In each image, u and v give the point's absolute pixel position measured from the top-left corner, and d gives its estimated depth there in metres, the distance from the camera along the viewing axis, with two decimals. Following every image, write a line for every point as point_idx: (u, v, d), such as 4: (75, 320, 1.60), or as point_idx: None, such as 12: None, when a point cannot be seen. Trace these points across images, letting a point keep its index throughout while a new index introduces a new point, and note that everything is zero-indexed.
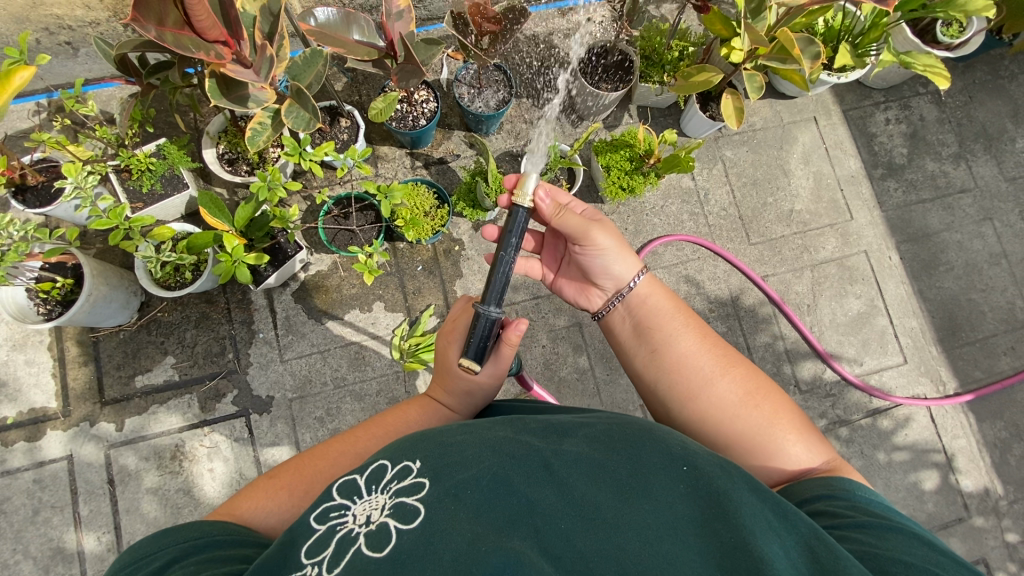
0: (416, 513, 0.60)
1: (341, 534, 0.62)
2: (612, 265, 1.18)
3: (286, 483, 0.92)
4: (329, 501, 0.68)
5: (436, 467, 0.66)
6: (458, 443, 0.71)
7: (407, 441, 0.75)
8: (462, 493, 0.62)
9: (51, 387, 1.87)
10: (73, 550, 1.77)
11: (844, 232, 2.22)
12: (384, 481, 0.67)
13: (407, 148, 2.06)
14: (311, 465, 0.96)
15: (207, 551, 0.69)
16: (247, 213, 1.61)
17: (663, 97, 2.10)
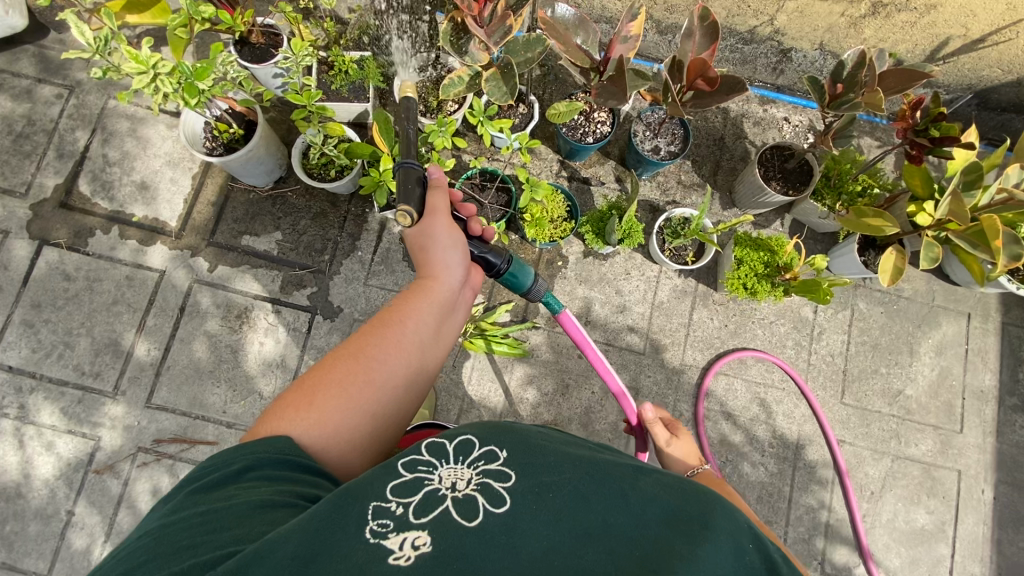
0: (502, 500, 0.64)
1: (428, 489, 0.67)
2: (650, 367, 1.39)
3: (292, 403, 0.91)
4: (418, 454, 0.73)
5: (522, 465, 0.70)
6: (542, 447, 0.74)
7: (493, 427, 0.80)
8: (546, 494, 0.65)
9: (178, 209, 2.06)
10: (127, 348, 1.95)
11: (944, 440, 2.03)
12: (471, 456, 0.72)
13: (560, 156, 2.10)
14: (314, 384, 0.95)
15: (275, 464, 0.80)
16: (409, 145, 1.71)
17: (826, 222, 2.00)
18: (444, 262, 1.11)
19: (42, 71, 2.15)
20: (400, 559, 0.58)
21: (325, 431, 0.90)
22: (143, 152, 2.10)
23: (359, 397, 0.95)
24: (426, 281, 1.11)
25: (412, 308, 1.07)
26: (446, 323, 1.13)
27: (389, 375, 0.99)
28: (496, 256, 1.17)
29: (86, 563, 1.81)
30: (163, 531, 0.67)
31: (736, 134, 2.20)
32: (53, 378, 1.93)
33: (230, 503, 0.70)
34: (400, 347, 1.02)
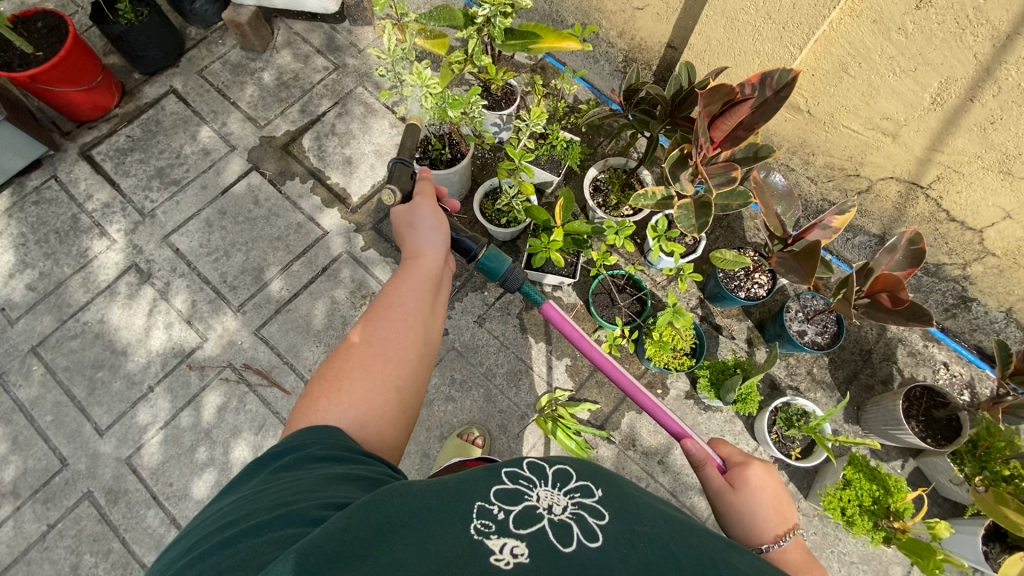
0: (597, 537, 0.66)
1: (528, 504, 0.71)
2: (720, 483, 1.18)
3: (317, 393, 0.99)
4: (519, 466, 0.77)
5: (617, 507, 0.72)
6: (636, 499, 0.76)
7: (589, 462, 0.81)
8: (638, 542, 0.67)
9: (364, 189, 2.33)
10: (266, 278, 2.18)
11: None
12: (568, 486, 0.74)
13: (703, 295, 2.13)
14: (335, 373, 1.02)
15: (327, 439, 0.89)
16: (585, 229, 1.81)
17: (956, 489, 1.80)
18: (431, 240, 1.24)
19: (324, 46, 2.60)
20: (502, 562, 0.62)
21: (355, 405, 0.98)
22: (362, 134, 2.43)
23: (380, 369, 1.03)
24: (411, 261, 1.22)
25: (405, 285, 1.17)
26: (440, 294, 1.24)
27: (399, 347, 1.07)
28: (473, 244, 1.28)
29: (136, 439, 1.96)
30: (245, 496, 0.77)
31: (886, 354, 2.10)
32: (201, 274, 2.19)
33: (304, 477, 0.79)
34: (402, 319, 1.10)
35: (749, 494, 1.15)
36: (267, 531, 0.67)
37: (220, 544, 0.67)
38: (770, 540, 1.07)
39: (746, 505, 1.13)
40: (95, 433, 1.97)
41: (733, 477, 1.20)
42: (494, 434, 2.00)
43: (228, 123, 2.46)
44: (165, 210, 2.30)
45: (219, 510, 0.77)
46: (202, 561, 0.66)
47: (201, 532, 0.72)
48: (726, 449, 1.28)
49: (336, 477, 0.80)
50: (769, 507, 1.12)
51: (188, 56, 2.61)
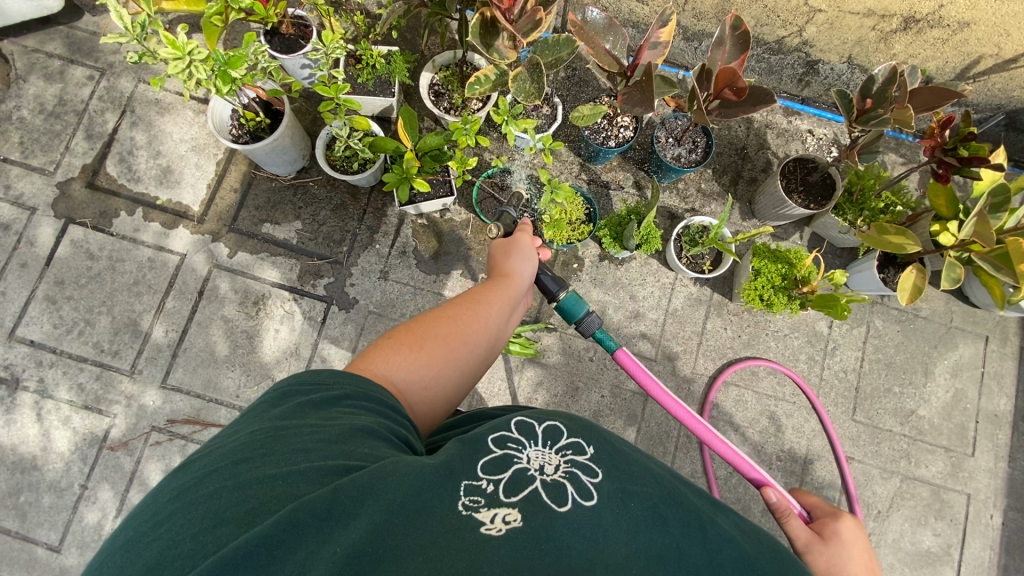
0: (590, 494, 0.69)
1: (518, 467, 0.73)
2: (838, 566, 0.99)
3: (402, 341, 1.05)
4: (508, 431, 0.80)
5: (607, 465, 0.74)
6: (625, 455, 0.78)
7: (579, 421, 0.84)
8: (628, 500, 0.69)
9: (201, 194, 2.09)
10: (144, 329, 1.98)
11: (956, 462, 2.01)
12: (559, 444, 0.77)
13: (582, 158, 2.10)
14: (420, 332, 1.07)
15: (371, 394, 0.89)
16: (434, 142, 1.71)
17: (845, 237, 1.99)
18: (524, 268, 1.29)
19: (75, 52, 2.18)
20: (493, 529, 0.63)
21: (425, 373, 1.02)
22: (170, 136, 2.13)
23: (455, 348, 1.07)
24: (504, 278, 1.26)
25: (496, 297, 1.20)
26: (513, 318, 1.27)
27: (475, 343, 1.10)
28: (557, 284, 1.30)
29: (96, 537, 1.85)
30: (266, 431, 0.76)
31: (759, 144, 2.19)
32: (71, 355, 1.97)
33: (336, 424, 0.77)
34: (488, 326, 1.14)
35: (840, 549, 1.02)
36: (280, 482, 0.65)
37: (232, 486, 0.65)
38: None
39: (836, 557, 1.00)
40: (50, 552, 1.84)
41: (823, 528, 1.06)
42: None
43: (11, 184, 2.09)
44: None
45: (234, 438, 0.75)
46: (207, 502, 0.63)
47: (199, 467, 0.70)
48: (812, 500, 1.16)
49: (360, 430, 0.77)
50: (864, 563, 0.99)
51: None
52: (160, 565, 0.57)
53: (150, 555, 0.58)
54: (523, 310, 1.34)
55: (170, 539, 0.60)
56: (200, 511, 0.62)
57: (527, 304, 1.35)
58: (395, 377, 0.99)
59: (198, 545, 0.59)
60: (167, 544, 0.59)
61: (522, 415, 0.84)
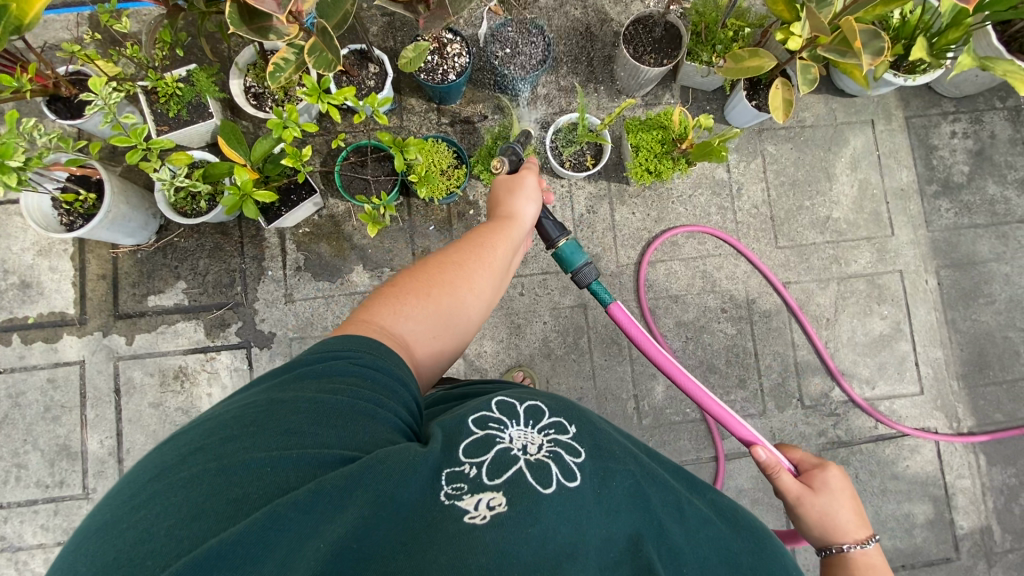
0: (574, 475, 0.77)
1: (500, 448, 0.80)
2: (832, 516, 1.14)
3: (409, 291, 1.08)
4: (490, 411, 0.86)
5: (590, 442, 0.82)
6: (605, 431, 0.86)
7: (561, 399, 0.91)
8: (609, 477, 0.79)
9: (70, 294, 1.95)
10: (78, 448, 1.90)
11: (880, 247, 2.10)
12: (542, 424, 0.84)
13: (434, 103, 2.00)
14: (427, 279, 1.11)
15: (385, 360, 0.90)
16: (262, 148, 1.60)
17: (709, 78, 1.95)
18: (527, 207, 1.32)
19: None
20: (477, 515, 0.71)
21: (433, 324, 1.06)
22: (10, 250, 1.95)
23: (465, 301, 1.12)
24: (507, 220, 1.28)
25: (501, 240, 1.23)
26: (516, 257, 1.30)
27: (483, 289, 1.15)
28: (557, 229, 1.38)
29: None
30: (258, 403, 0.76)
31: (601, 18, 2.09)
32: (19, 502, 1.88)
33: (337, 396, 0.78)
34: (494, 268, 1.19)
35: (830, 497, 1.16)
36: (271, 470, 0.66)
37: (215, 469, 0.65)
38: (852, 541, 1.10)
39: (828, 506, 1.15)
40: None
41: (813, 480, 1.19)
42: None
43: None
44: None
45: (226, 411, 0.76)
46: (193, 485, 0.64)
47: (193, 440, 0.71)
48: (796, 454, 1.27)
49: (364, 410, 0.78)
50: (851, 508, 1.14)
51: None
52: (124, 562, 0.57)
53: (122, 545, 0.59)
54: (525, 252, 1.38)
55: (143, 530, 0.60)
56: (184, 497, 0.62)
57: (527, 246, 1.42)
58: (401, 329, 1.02)
59: (173, 540, 0.59)
60: (141, 536, 0.59)
61: (504, 395, 0.90)
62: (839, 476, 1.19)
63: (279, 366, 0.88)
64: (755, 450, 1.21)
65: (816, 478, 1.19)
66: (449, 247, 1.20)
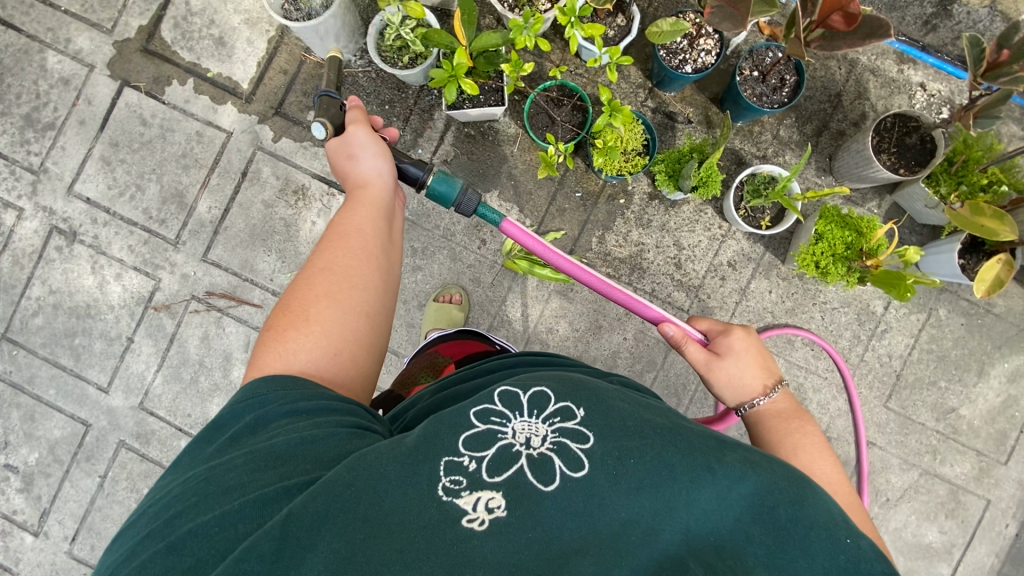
0: (580, 465, 0.74)
1: (502, 444, 0.78)
2: (737, 376, 1.18)
3: (283, 328, 1.03)
4: (490, 403, 0.83)
5: (600, 426, 0.78)
6: (617, 407, 0.81)
7: (567, 379, 0.87)
8: (624, 459, 0.75)
9: (251, 71, 2.04)
10: (189, 202, 2.03)
11: (985, 468, 1.91)
12: (547, 412, 0.81)
13: (652, 83, 1.91)
14: (300, 309, 1.05)
15: (281, 394, 0.89)
16: (488, 41, 1.57)
17: (931, 212, 1.77)
18: (373, 164, 1.23)
19: None
20: (476, 518, 0.70)
21: (326, 345, 1.02)
22: (225, 5, 2.05)
23: (348, 299, 1.08)
24: (359, 191, 1.22)
25: (361, 216, 1.18)
26: (393, 221, 1.26)
27: (367, 283, 1.11)
28: (419, 170, 1.26)
29: (140, 385, 2.02)
30: (199, 474, 0.78)
31: (858, 92, 1.92)
32: (123, 217, 2.05)
33: (267, 441, 0.79)
34: (356, 250, 1.14)
35: (733, 359, 1.20)
36: (217, 530, 0.68)
37: (165, 547, 0.68)
38: (761, 393, 1.16)
39: (732, 367, 1.19)
40: (100, 392, 2.03)
41: (716, 347, 1.23)
42: (469, 289, 1.99)
43: (72, 38, 2.08)
44: (55, 159, 2.07)
45: (170, 490, 0.78)
46: (149, 569, 0.67)
47: (144, 529, 0.73)
48: (704, 325, 1.30)
49: (298, 439, 0.79)
50: (753, 364, 1.19)
51: None
52: None
53: None
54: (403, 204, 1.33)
55: None
56: None
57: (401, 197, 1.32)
58: (294, 363, 0.98)
59: None
60: None
61: (506, 383, 0.86)
62: (742, 333, 1.23)
63: (208, 430, 0.88)
64: (660, 327, 1.27)
65: (718, 342, 1.24)
66: (308, 262, 1.14)
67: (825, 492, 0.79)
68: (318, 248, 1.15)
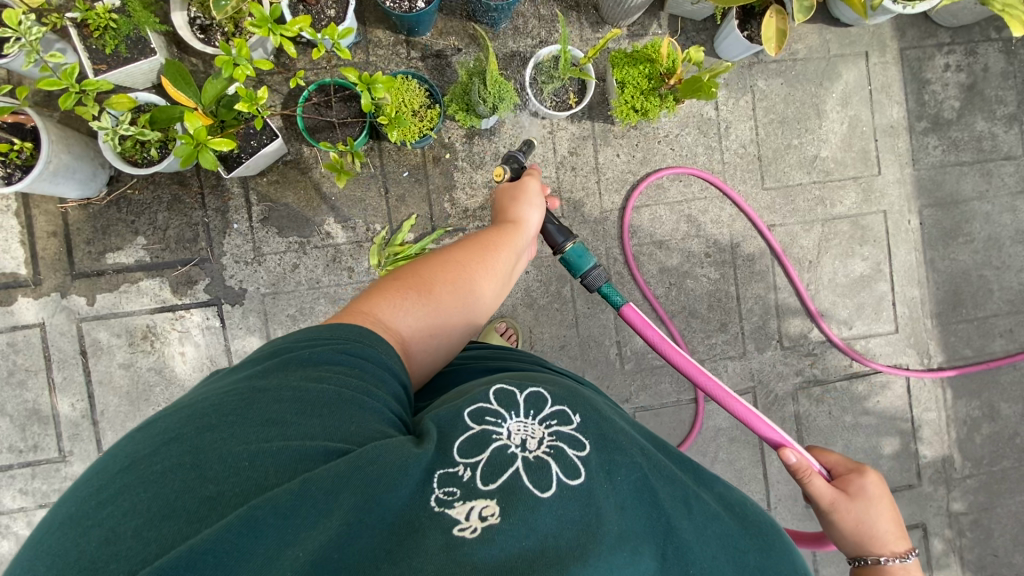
0: (577, 472, 0.77)
1: (497, 444, 0.79)
2: (871, 521, 1.18)
3: (407, 288, 1.09)
4: (487, 404, 0.85)
5: (595, 436, 0.83)
6: (610, 421, 0.86)
7: (565, 386, 0.91)
8: (615, 473, 0.79)
9: (20, 254, 1.82)
10: (49, 412, 1.84)
11: (866, 187, 2.06)
12: (543, 414, 0.84)
13: (403, 35, 1.84)
14: (421, 276, 1.13)
15: (356, 346, 0.90)
16: (213, 91, 1.46)
17: (698, 7, 1.82)
18: (532, 213, 1.33)
19: None
20: (467, 526, 0.70)
21: (427, 320, 1.08)
22: None
23: (464, 302, 1.14)
24: (512, 226, 1.30)
25: (504, 244, 1.26)
26: (517, 264, 1.34)
27: (481, 296, 1.18)
28: (562, 235, 1.40)
29: None
30: (239, 393, 0.76)
31: None
32: None
33: (322, 386, 0.79)
34: (496, 272, 1.21)
35: (867, 504, 1.20)
36: (247, 464, 0.67)
37: (188, 465, 0.66)
38: (888, 553, 1.15)
39: (861, 513, 1.19)
40: None
41: (849, 485, 1.23)
42: None
43: None
44: None
45: (206, 398, 0.76)
46: (169, 479, 0.64)
47: (165, 429, 0.70)
48: (829, 458, 1.31)
49: (352, 400, 0.79)
50: (887, 519, 1.18)
51: None
52: (99, 561, 0.59)
53: (91, 541, 0.60)
54: (528, 256, 1.41)
55: (111, 531, 0.61)
56: (162, 491, 0.63)
57: (532, 248, 1.44)
58: (396, 323, 1.04)
59: (141, 541, 0.60)
60: (107, 538, 0.60)
61: (504, 383, 0.89)
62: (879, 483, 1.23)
63: (262, 355, 0.88)
64: (783, 451, 1.25)
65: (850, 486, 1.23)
66: (451, 247, 1.22)
67: (792, 543, 0.85)
68: (455, 244, 1.24)
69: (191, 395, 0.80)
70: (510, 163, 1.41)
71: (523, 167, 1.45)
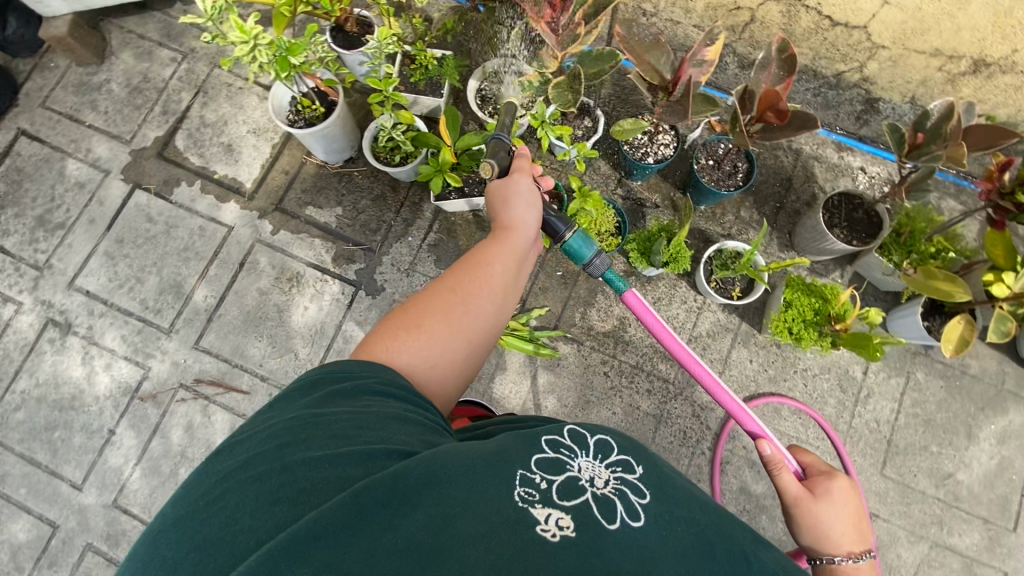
0: (637, 515, 0.65)
1: (569, 474, 0.70)
2: None
3: (400, 325, 1.04)
4: (559, 435, 0.77)
5: (657, 485, 0.70)
6: (670, 477, 0.74)
7: (626, 437, 0.81)
8: (676, 523, 0.65)
9: (255, 173, 2.23)
10: (186, 292, 2.11)
11: (996, 538, 1.84)
12: (609, 459, 0.74)
13: (620, 174, 2.11)
14: (419, 311, 1.07)
15: (375, 375, 0.88)
16: (471, 142, 1.77)
17: (888, 279, 1.90)
18: (527, 214, 1.23)
19: (164, 36, 2.40)
20: (547, 531, 0.61)
21: (428, 352, 1.02)
22: (236, 118, 2.29)
23: (461, 323, 1.07)
24: (509, 230, 1.22)
25: (495, 254, 1.18)
26: (523, 268, 1.25)
27: (480, 313, 1.10)
28: (563, 224, 1.27)
29: (115, 481, 1.96)
30: (304, 416, 0.75)
31: (806, 177, 2.13)
32: (120, 308, 2.11)
33: (370, 410, 0.78)
34: (492, 290, 1.13)
35: None
36: (328, 464, 0.65)
37: (277, 468, 0.65)
38: None
39: None
40: (74, 489, 1.96)
41: None
42: None
43: (93, 148, 2.29)
44: (60, 256, 2.18)
45: (275, 423, 0.76)
46: (263, 481, 0.64)
47: (251, 449, 0.71)
48: None
49: (396, 417, 0.78)
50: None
51: (25, 90, 2.39)
52: (209, 559, 0.57)
53: (195, 543, 0.59)
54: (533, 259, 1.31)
55: (225, 521, 0.60)
56: (255, 491, 0.62)
57: (536, 248, 1.35)
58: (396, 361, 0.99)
59: (249, 533, 0.59)
60: (224, 524, 0.60)
61: (572, 423, 0.81)
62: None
63: (300, 388, 0.86)
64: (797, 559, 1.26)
65: None
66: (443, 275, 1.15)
67: None
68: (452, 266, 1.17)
69: (253, 425, 0.79)
70: (505, 162, 1.31)
71: (512, 155, 1.36)
